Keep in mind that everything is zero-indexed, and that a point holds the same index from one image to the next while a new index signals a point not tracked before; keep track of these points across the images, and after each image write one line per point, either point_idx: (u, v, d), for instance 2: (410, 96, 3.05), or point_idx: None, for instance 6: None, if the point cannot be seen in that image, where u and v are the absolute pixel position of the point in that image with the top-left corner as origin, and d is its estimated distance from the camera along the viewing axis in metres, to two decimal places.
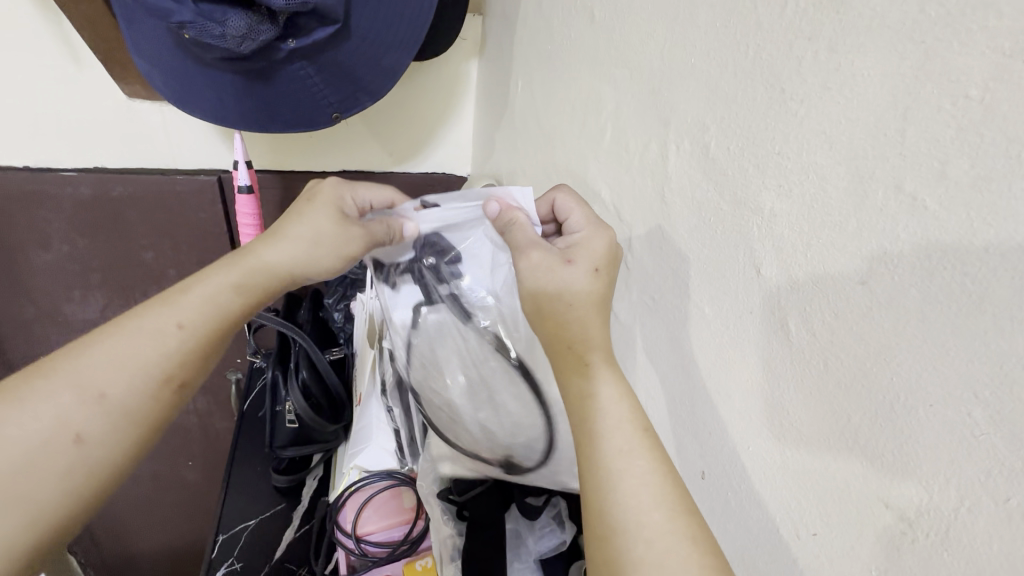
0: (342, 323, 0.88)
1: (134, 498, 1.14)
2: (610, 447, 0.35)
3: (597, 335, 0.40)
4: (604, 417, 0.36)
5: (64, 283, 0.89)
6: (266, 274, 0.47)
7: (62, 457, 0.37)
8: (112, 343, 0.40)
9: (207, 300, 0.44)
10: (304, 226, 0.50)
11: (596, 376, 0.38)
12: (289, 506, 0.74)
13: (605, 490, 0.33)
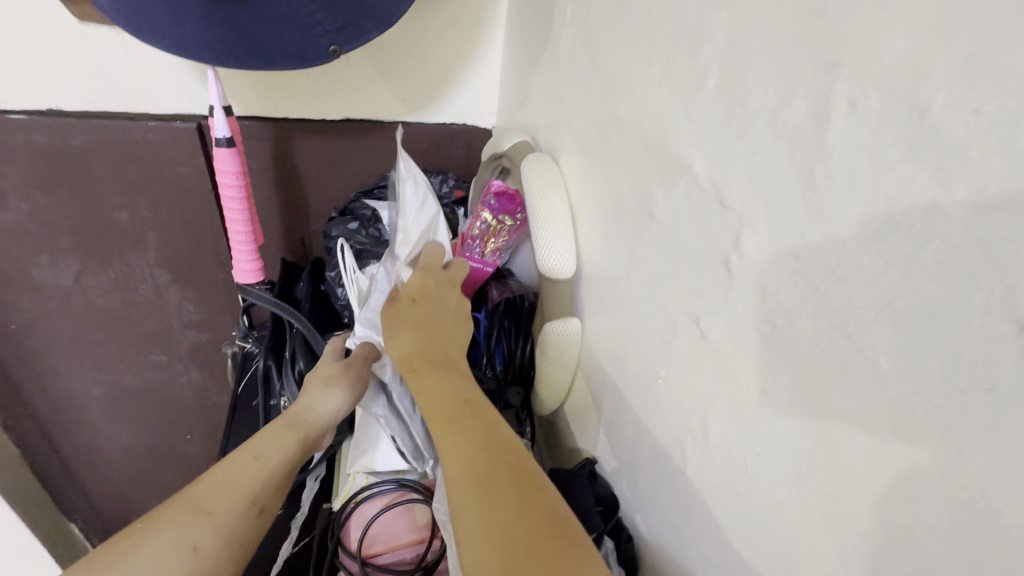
0: (345, 302, 0.76)
1: (133, 471, 1.07)
2: (464, 422, 0.41)
3: (429, 346, 0.49)
4: (455, 394, 0.44)
5: (25, 248, 0.77)
6: (314, 418, 0.53)
7: (179, 565, 0.38)
8: (219, 475, 0.44)
9: (276, 443, 0.49)
10: (335, 393, 0.56)
11: (428, 372, 0.46)
12: (287, 513, 0.65)
13: (468, 444, 0.39)
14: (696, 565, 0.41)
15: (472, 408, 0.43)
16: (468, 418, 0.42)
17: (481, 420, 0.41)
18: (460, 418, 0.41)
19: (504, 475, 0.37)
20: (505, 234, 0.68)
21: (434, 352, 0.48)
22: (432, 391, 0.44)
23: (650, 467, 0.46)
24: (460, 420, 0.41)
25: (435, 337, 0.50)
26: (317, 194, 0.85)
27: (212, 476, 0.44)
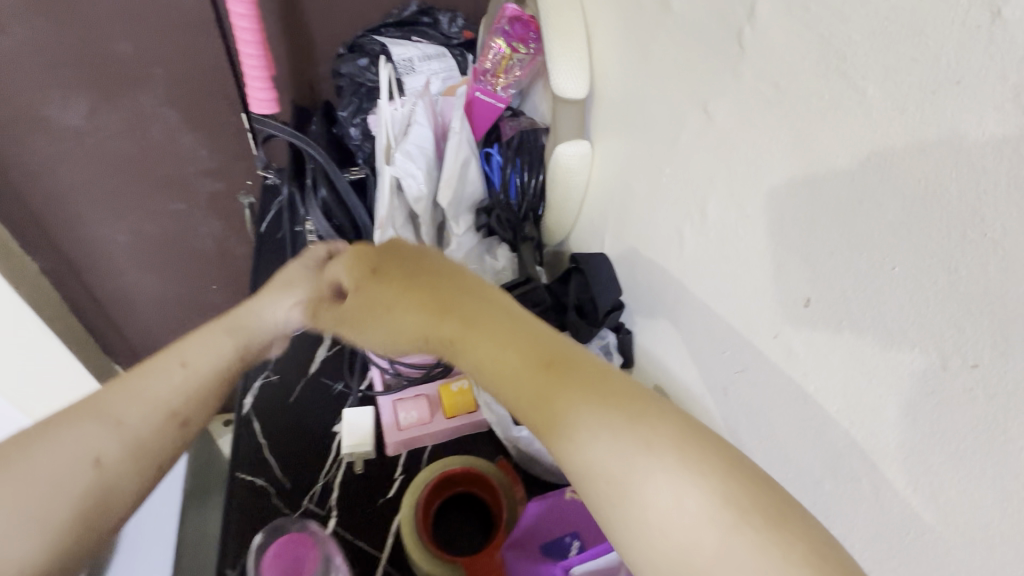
0: (359, 142, 0.78)
1: (167, 317, 1.15)
2: (571, 386, 0.28)
3: (498, 318, 0.33)
4: (560, 360, 0.30)
5: (32, 82, 0.75)
6: (261, 326, 0.44)
7: (75, 479, 0.31)
8: (140, 379, 0.36)
9: (156, 379, 0.36)
10: (286, 298, 0.47)
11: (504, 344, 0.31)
12: (319, 327, 0.72)
13: (592, 410, 0.27)
14: (684, 336, 0.47)
15: (461, 294, 0.35)
16: (467, 299, 0.35)
17: (485, 305, 0.34)
18: (464, 314, 0.34)
19: (535, 353, 0.30)
20: (518, 65, 0.68)
21: (508, 322, 0.32)
22: (423, 319, 0.35)
23: (649, 264, 0.51)
24: (451, 308, 0.34)
25: (489, 313, 0.33)
26: (322, 32, 0.82)
27: (124, 382, 0.36)
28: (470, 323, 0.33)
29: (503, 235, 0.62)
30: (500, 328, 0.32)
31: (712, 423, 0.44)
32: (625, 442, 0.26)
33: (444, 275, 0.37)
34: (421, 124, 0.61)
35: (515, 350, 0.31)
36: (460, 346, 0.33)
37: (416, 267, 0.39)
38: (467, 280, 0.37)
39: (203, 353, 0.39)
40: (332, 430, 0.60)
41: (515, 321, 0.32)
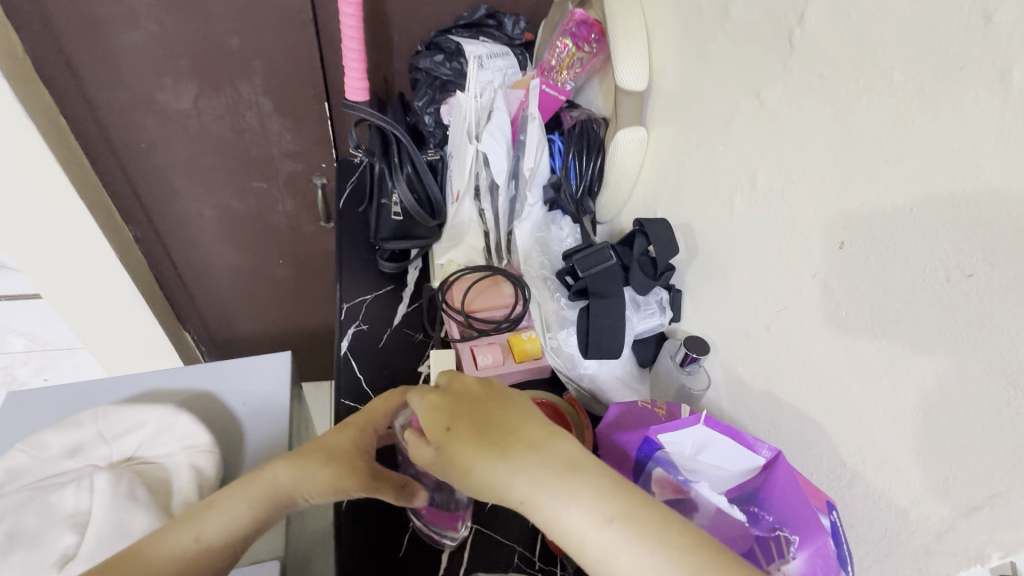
0: (431, 128, 0.88)
1: (236, 288, 1.27)
2: (526, 465, 0.38)
3: (467, 407, 0.43)
4: (517, 441, 0.39)
5: (153, 71, 0.86)
6: (291, 494, 0.45)
7: None
8: (162, 544, 0.41)
9: (224, 517, 0.43)
10: (323, 471, 0.46)
11: (465, 436, 0.41)
12: (397, 288, 0.82)
13: (542, 474, 0.37)
14: (729, 288, 0.56)
15: (524, 445, 0.39)
16: (531, 448, 0.39)
17: (547, 452, 0.38)
18: (533, 458, 0.38)
19: (509, 451, 0.39)
20: (580, 62, 0.78)
21: (473, 410, 0.42)
22: (501, 472, 0.38)
23: (699, 229, 0.60)
24: (521, 460, 0.38)
25: (457, 407, 0.43)
26: (400, 31, 0.92)
27: (149, 542, 0.41)
28: (536, 483, 0.37)
29: (568, 208, 0.72)
30: (465, 421, 0.42)
31: (754, 356, 0.53)
32: (681, 571, 0.32)
33: (507, 421, 0.41)
34: (502, 110, 0.70)
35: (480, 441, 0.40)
36: (535, 501, 0.36)
37: (482, 413, 0.42)
38: (516, 407, 0.42)
39: (219, 524, 0.42)
40: (417, 369, 0.71)
41: (578, 473, 0.37)
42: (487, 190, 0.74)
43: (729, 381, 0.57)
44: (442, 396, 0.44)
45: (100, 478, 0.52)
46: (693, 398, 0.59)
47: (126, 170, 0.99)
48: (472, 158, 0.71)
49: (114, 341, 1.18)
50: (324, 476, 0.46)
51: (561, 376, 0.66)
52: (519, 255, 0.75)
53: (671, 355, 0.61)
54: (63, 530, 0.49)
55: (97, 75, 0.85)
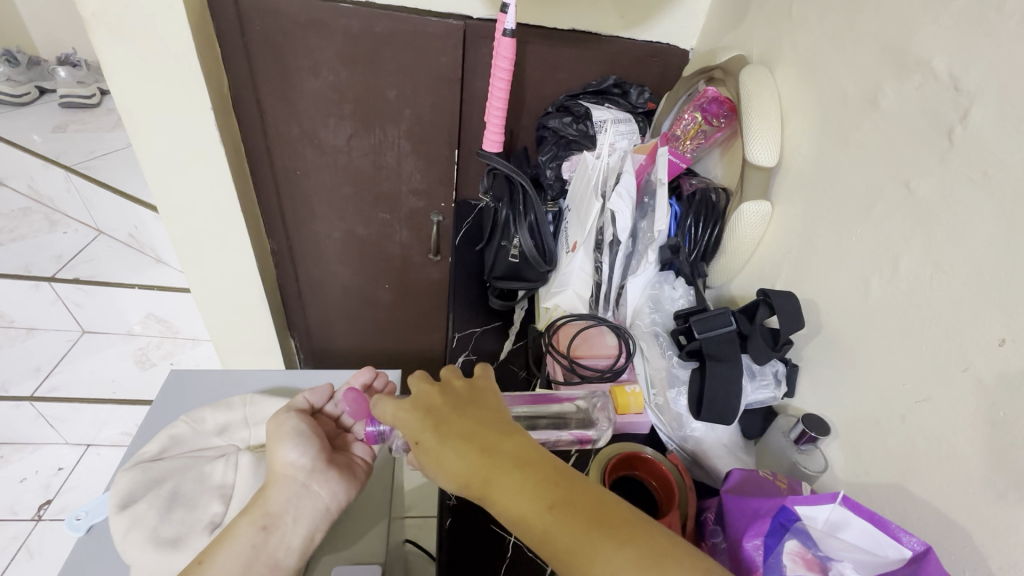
0: (551, 181, 0.94)
1: (343, 305, 1.38)
2: (499, 463, 0.46)
3: (439, 407, 0.52)
4: (490, 445, 0.47)
5: (322, 111, 1.01)
6: (275, 506, 0.53)
7: None
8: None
9: (232, 547, 0.50)
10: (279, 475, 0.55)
11: (445, 433, 0.49)
12: (503, 325, 0.87)
13: (509, 475, 0.45)
14: (857, 370, 0.55)
15: (485, 446, 0.47)
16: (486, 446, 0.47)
17: (496, 446, 0.47)
18: (488, 453, 0.46)
19: (483, 454, 0.47)
20: (704, 134, 0.82)
21: (444, 416, 0.51)
22: (459, 464, 0.47)
23: (825, 306, 0.60)
24: (489, 459, 0.46)
25: (432, 405, 0.52)
26: (534, 93, 1.00)
27: None
28: (488, 477, 0.45)
29: (682, 270, 0.75)
30: (446, 423, 0.50)
31: (885, 444, 0.51)
32: (608, 547, 0.40)
33: (473, 425, 0.49)
34: (630, 172, 0.76)
35: (460, 443, 0.48)
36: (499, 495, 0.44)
37: (461, 417, 0.51)
38: (482, 408, 0.52)
39: (227, 548, 0.50)
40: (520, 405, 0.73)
41: (525, 467, 0.45)
42: (607, 246, 0.77)
43: (850, 468, 0.55)
44: (431, 396, 0.53)
45: (245, 457, 0.59)
46: (806, 478, 0.57)
47: (279, 191, 1.13)
48: (599, 215, 0.75)
49: (236, 337, 1.32)
50: (286, 479, 0.55)
51: (663, 434, 0.67)
52: (631, 312, 0.77)
53: (785, 432, 0.60)
54: (212, 498, 0.56)
55: (277, 112, 1.01)
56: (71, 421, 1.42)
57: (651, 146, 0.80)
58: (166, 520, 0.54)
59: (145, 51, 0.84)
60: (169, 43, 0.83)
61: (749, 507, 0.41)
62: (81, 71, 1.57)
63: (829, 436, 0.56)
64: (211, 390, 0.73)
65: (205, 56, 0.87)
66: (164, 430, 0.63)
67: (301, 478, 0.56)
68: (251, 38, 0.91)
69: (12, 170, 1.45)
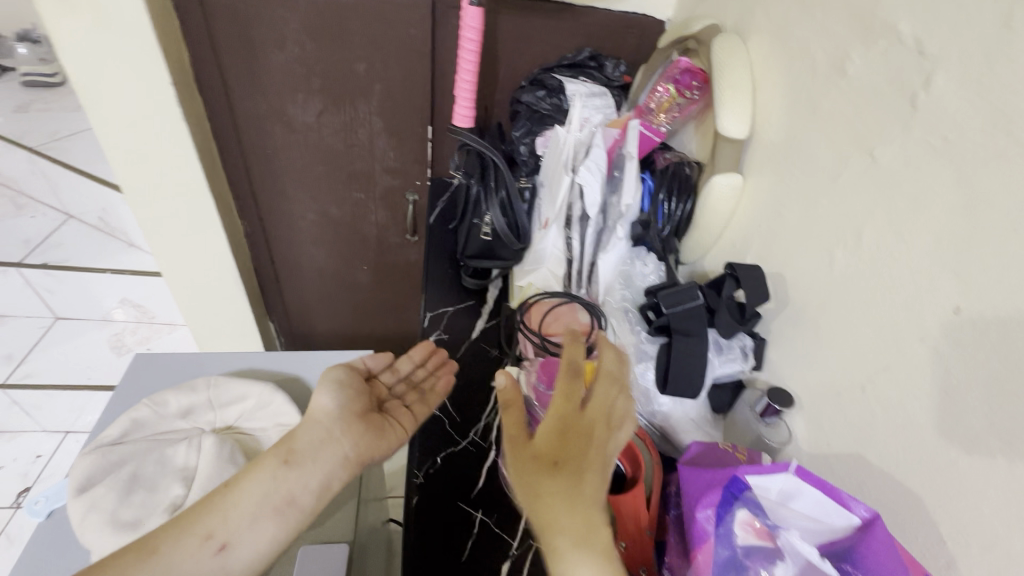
0: (525, 157, 0.92)
1: (321, 289, 1.36)
2: (588, 528, 0.41)
3: (572, 440, 0.47)
4: (595, 505, 0.43)
5: (289, 86, 0.97)
6: (302, 443, 0.53)
7: None
8: (216, 501, 0.48)
9: (256, 477, 0.50)
10: (310, 427, 0.55)
11: (566, 472, 0.44)
12: (477, 303, 0.86)
13: (593, 542, 0.40)
14: (821, 344, 0.55)
15: (588, 503, 0.43)
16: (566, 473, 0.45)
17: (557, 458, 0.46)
18: (584, 515, 0.41)
19: (579, 507, 0.42)
20: (678, 107, 0.80)
21: (578, 454, 0.46)
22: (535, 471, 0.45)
23: (792, 280, 0.60)
24: (581, 516, 0.41)
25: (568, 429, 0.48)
26: (507, 67, 0.98)
27: (209, 500, 0.49)
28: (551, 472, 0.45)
29: (654, 245, 0.75)
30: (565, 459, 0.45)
31: (845, 414, 0.51)
32: None
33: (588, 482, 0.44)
34: (601, 146, 0.74)
35: (570, 497, 0.42)
36: (568, 558, 0.39)
37: (587, 461, 0.46)
38: (580, 449, 0.47)
39: (252, 478, 0.50)
40: (491, 384, 0.72)
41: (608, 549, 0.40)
42: (577, 222, 0.76)
43: (814, 441, 0.55)
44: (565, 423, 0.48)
45: (209, 439, 0.58)
46: (769, 450, 0.58)
47: (249, 172, 1.10)
48: (569, 189, 0.74)
49: (213, 321, 1.30)
50: (316, 427, 0.55)
51: (633, 410, 0.67)
52: (602, 289, 0.76)
53: (751, 404, 0.60)
54: (173, 481, 0.56)
55: (243, 88, 0.98)
56: (49, 407, 1.42)
57: (624, 120, 0.78)
58: (126, 502, 0.53)
59: (96, 23, 0.80)
60: (122, 13, 0.79)
61: (702, 479, 0.41)
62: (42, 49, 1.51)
63: (792, 407, 0.57)
64: (176, 372, 0.71)
65: (161, 27, 0.84)
66: (126, 413, 0.62)
67: (328, 423, 0.56)
68: (210, 9, 0.87)
69: None
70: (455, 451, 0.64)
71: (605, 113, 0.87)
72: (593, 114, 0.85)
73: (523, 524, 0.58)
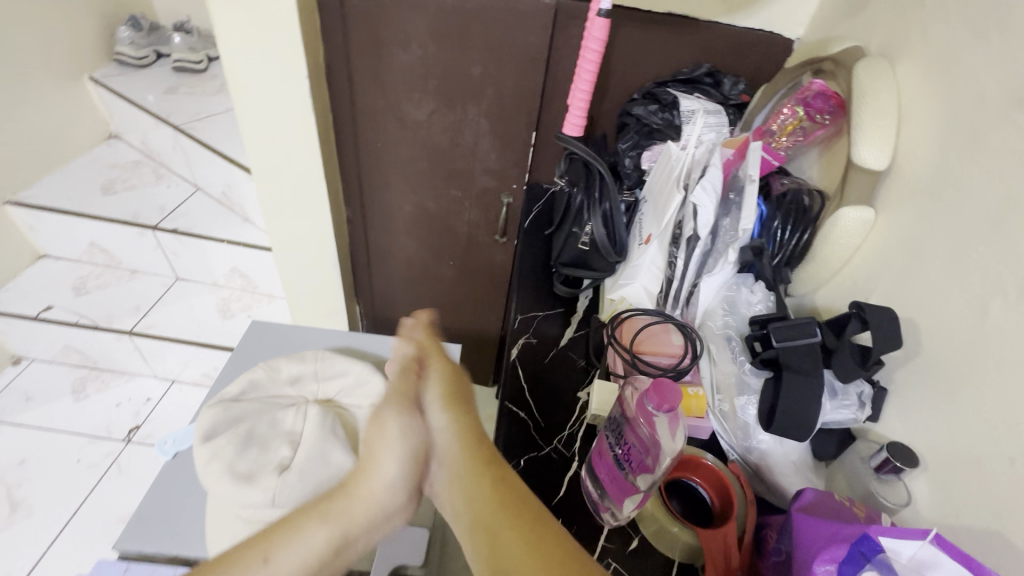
0: (629, 170, 0.91)
1: (408, 279, 1.42)
2: None
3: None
4: None
5: (409, 85, 1.03)
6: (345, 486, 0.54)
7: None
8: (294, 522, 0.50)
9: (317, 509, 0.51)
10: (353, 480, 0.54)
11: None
12: (566, 311, 0.86)
13: None
14: (959, 403, 0.50)
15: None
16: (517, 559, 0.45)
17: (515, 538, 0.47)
18: None
19: None
20: (803, 132, 0.76)
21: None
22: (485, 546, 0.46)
23: (928, 328, 0.55)
24: None
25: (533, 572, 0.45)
26: (620, 79, 0.97)
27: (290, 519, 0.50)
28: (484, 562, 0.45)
29: (763, 273, 0.71)
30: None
31: (984, 484, 0.46)
32: None
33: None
34: (718, 166, 0.72)
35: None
36: None
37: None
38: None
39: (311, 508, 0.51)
40: (577, 394, 0.72)
41: None
42: (683, 244, 0.73)
43: (939, 508, 0.50)
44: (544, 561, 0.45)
45: (313, 408, 0.62)
46: (884, 510, 0.53)
47: (359, 162, 1.17)
48: (679, 208, 0.72)
49: (308, 296, 1.39)
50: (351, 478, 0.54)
51: (725, 442, 0.64)
52: (703, 312, 0.74)
53: (864, 458, 0.56)
54: (282, 443, 0.60)
55: (366, 84, 1.04)
56: (162, 357, 1.53)
57: (743, 139, 0.76)
58: (243, 455, 0.58)
59: (254, 18, 0.88)
60: (276, 11, 0.87)
61: (825, 529, 0.39)
62: (193, 38, 1.69)
63: (915, 468, 0.52)
64: (286, 342, 0.77)
65: (307, 25, 0.91)
66: (245, 373, 0.69)
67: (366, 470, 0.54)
68: (348, 10, 0.94)
69: (133, 125, 1.64)
70: (539, 456, 0.64)
71: (720, 132, 0.84)
72: (708, 134, 0.83)
73: (603, 541, 0.57)
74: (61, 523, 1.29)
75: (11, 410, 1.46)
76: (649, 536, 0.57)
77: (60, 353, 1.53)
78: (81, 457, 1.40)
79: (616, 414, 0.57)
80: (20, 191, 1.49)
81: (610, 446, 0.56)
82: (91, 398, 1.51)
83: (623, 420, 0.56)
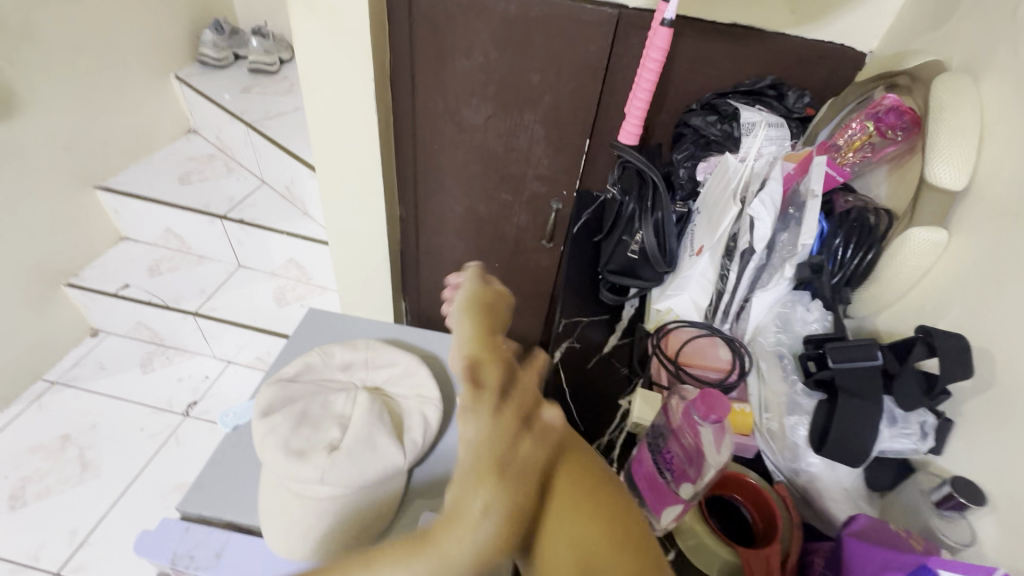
0: (682, 181, 0.90)
1: (453, 278, 1.45)
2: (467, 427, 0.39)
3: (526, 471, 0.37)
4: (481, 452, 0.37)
5: (467, 89, 1.06)
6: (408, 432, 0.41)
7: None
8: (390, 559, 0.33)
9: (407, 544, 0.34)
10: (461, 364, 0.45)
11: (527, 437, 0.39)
12: (612, 319, 0.86)
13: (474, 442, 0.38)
14: None
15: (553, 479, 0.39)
16: (619, 536, 0.36)
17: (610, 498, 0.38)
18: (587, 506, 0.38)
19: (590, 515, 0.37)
20: (871, 147, 0.73)
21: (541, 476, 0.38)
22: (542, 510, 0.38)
23: (1004, 359, 0.51)
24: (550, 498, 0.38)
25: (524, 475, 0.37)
26: (678, 89, 0.96)
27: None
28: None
29: (821, 292, 0.68)
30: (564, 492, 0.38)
31: None
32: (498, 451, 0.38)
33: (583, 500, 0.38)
34: (777, 179, 0.71)
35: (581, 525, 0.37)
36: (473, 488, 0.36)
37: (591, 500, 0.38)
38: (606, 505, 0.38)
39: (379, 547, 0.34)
40: (618, 401, 0.72)
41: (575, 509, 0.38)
42: (738, 258, 0.71)
43: (1005, 551, 0.47)
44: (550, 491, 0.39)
45: (364, 395, 0.66)
46: (946, 547, 0.50)
47: (415, 163, 1.21)
48: (734, 220, 0.70)
49: (358, 289, 1.45)
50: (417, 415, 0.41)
51: (771, 462, 0.62)
52: (755, 328, 0.72)
53: (925, 491, 0.53)
54: (332, 424, 0.63)
55: (427, 86, 1.07)
56: (220, 339, 1.63)
57: (806, 153, 0.74)
58: (296, 433, 0.62)
59: (328, 22, 0.93)
60: (349, 16, 0.92)
61: (878, 557, 0.38)
62: (268, 41, 1.80)
63: (981, 506, 0.49)
64: (339, 332, 0.81)
65: (376, 30, 0.96)
66: (301, 357, 0.73)
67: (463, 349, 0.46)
68: (416, 15, 0.98)
69: (209, 121, 1.76)
70: None
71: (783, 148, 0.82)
72: (770, 148, 0.81)
73: None
74: (124, 486, 1.39)
75: (88, 377, 1.59)
76: (686, 549, 0.56)
77: (133, 329, 1.67)
78: (144, 426, 1.50)
79: (661, 421, 0.57)
80: (109, 178, 1.63)
81: (650, 452, 0.56)
82: (156, 371, 1.63)
83: (668, 429, 0.56)
